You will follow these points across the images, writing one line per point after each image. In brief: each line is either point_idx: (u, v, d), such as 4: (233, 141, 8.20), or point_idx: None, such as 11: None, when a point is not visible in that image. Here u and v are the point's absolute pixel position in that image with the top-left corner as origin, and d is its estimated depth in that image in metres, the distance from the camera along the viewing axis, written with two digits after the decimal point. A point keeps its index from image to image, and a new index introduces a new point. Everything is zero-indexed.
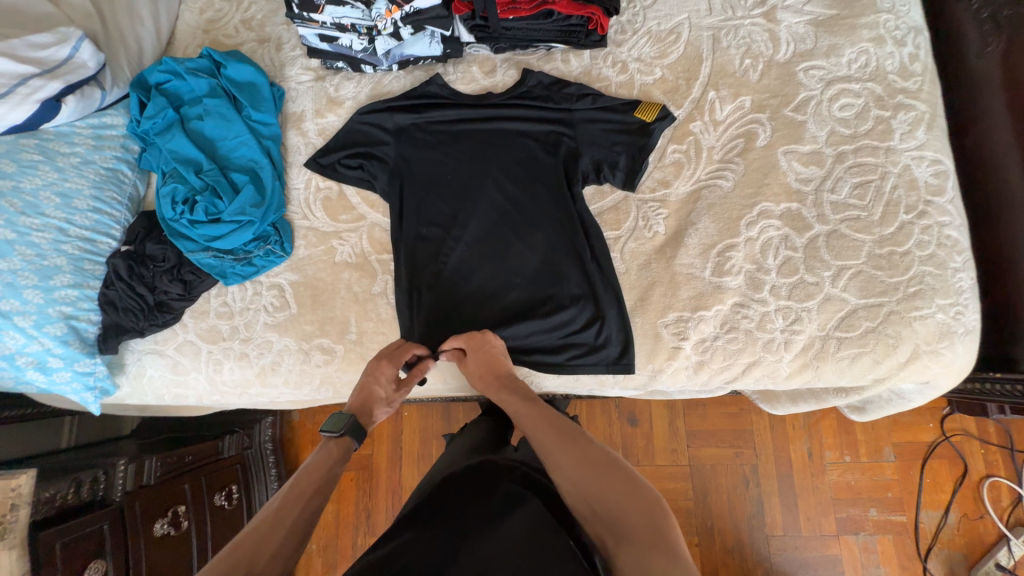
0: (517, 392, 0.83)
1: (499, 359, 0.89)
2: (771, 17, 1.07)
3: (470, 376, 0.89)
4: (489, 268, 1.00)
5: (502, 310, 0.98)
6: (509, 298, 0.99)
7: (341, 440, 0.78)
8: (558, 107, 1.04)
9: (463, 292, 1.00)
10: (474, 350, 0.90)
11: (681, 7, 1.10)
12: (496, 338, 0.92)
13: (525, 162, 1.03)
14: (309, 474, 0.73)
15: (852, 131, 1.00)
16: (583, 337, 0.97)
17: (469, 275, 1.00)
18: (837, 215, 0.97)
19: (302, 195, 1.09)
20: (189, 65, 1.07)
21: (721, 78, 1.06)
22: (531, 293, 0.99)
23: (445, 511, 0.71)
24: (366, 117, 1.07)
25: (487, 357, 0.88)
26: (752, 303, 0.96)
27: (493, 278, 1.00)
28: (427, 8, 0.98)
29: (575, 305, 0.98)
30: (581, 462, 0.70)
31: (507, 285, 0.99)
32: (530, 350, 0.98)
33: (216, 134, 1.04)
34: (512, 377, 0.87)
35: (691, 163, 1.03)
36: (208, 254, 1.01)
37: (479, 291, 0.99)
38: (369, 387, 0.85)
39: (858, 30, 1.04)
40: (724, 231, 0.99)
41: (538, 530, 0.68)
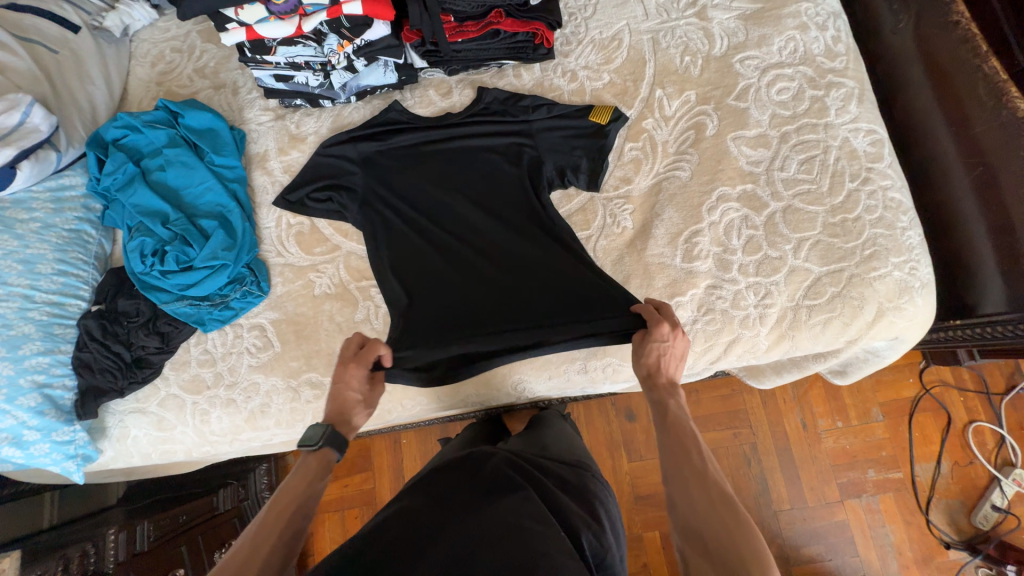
0: (669, 395, 0.79)
1: (671, 363, 0.82)
2: (704, 16, 1.14)
3: (638, 365, 0.84)
4: (479, 282, 1.01)
5: (498, 324, 0.98)
6: (503, 310, 0.99)
7: (318, 451, 0.77)
8: (521, 121, 1.08)
9: (455, 311, 0.99)
10: (658, 338, 0.83)
11: (620, 15, 1.16)
12: (682, 339, 0.83)
13: (496, 176, 1.06)
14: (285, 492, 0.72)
15: (791, 113, 1.07)
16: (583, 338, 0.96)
17: (460, 293, 1.00)
18: (790, 191, 1.03)
19: (274, 233, 1.09)
20: (145, 118, 1.07)
21: (665, 76, 1.11)
22: (524, 303, 0.99)
23: (434, 494, 0.73)
24: (335, 149, 1.09)
25: (654, 359, 0.82)
26: (724, 283, 1.00)
27: (484, 292, 1.00)
28: (378, 39, 0.99)
29: (568, 309, 0.97)
30: (707, 499, 0.64)
31: (499, 298, 0.99)
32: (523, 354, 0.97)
33: (180, 183, 1.04)
34: (676, 386, 0.80)
35: (648, 159, 1.08)
36: (184, 303, 1.00)
37: (471, 308, 0.99)
38: (341, 394, 0.82)
39: (783, 20, 1.12)
40: (688, 219, 1.03)
41: (523, 518, 0.67)
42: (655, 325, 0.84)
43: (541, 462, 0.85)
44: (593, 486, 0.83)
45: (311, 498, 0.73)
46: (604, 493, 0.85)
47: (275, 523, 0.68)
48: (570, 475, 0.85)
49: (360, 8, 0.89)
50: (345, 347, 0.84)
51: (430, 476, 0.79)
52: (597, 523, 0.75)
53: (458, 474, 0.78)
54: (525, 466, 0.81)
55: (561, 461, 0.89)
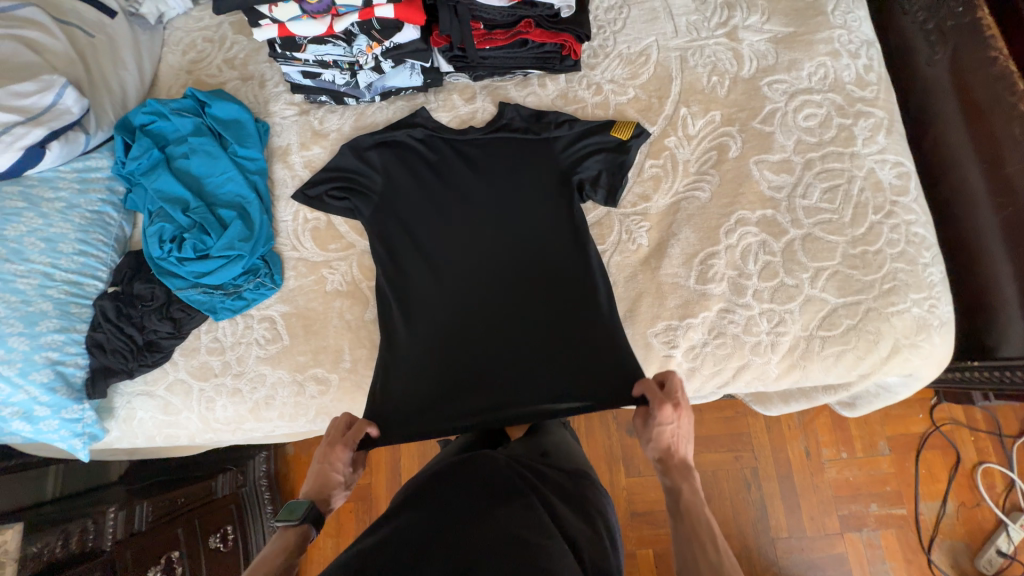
0: (684, 477, 0.81)
1: (679, 442, 0.83)
2: (734, 37, 1.13)
3: (648, 443, 0.85)
4: (495, 329, 1.00)
5: (510, 381, 0.97)
6: (517, 364, 0.98)
7: (296, 527, 0.79)
8: (542, 142, 1.08)
9: (465, 366, 0.98)
10: (660, 420, 0.82)
11: (650, 31, 1.16)
12: (687, 417, 0.83)
13: (515, 203, 1.05)
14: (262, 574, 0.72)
15: (817, 140, 1.05)
16: (584, 370, 0.96)
17: (476, 341, 0.99)
18: (810, 218, 1.01)
19: (290, 227, 1.09)
20: (173, 106, 1.08)
21: (691, 95, 1.10)
22: (538, 353, 0.98)
23: (434, 500, 0.74)
24: (362, 158, 1.09)
25: (665, 438, 0.83)
26: (737, 308, 0.99)
27: (500, 343, 0.99)
28: (407, 42, 0.97)
29: (568, 337, 0.98)
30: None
31: (515, 349, 0.98)
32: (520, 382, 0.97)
33: (202, 172, 1.06)
34: (689, 467, 0.82)
35: (668, 177, 1.07)
36: (198, 290, 1.02)
37: (478, 342, 0.99)
38: (325, 474, 0.84)
39: (815, 46, 1.11)
40: (705, 240, 1.02)
41: (522, 529, 0.67)
42: (662, 406, 0.82)
43: (540, 466, 0.84)
44: (592, 494, 0.82)
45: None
46: (603, 499, 0.83)
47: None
48: (568, 481, 0.83)
49: (392, 11, 0.85)
50: (332, 428, 0.88)
51: (432, 479, 0.79)
52: (597, 537, 0.74)
53: (458, 478, 0.77)
54: (525, 472, 0.80)
55: (562, 466, 0.87)
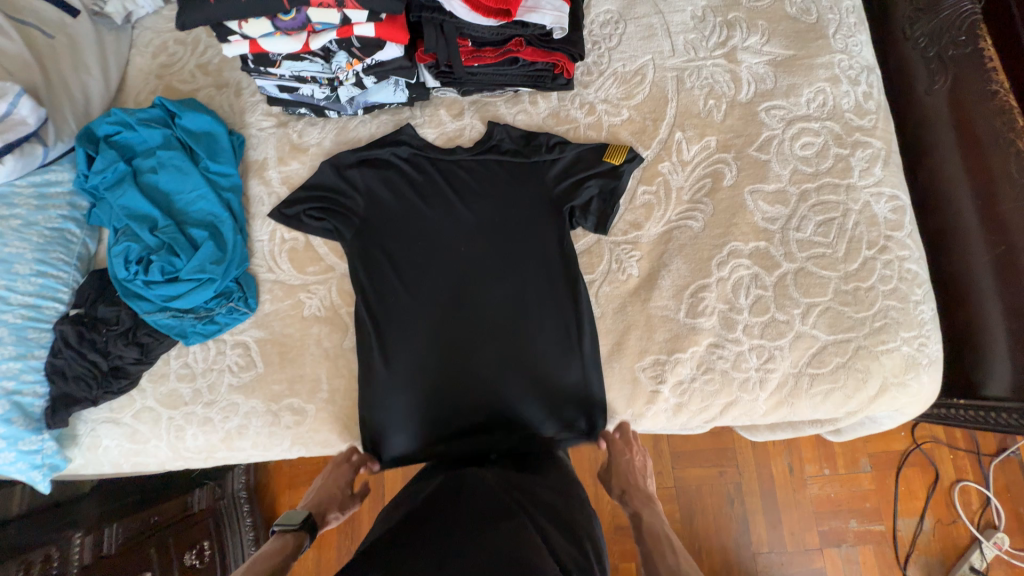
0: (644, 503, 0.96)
1: (640, 473, 0.98)
2: (732, 58, 1.09)
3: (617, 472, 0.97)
4: (483, 360, 0.98)
5: (497, 414, 0.97)
6: (505, 397, 0.97)
7: (295, 533, 0.89)
8: (531, 164, 1.04)
9: (451, 393, 0.97)
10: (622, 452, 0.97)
11: (646, 49, 1.11)
12: (641, 450, 1.00)
13: (504, 228, 1.02)
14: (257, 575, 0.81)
15: (814, 170, 1.03)
16: (570, 398, 0.98)
17: (463, 372, 0.98)
18: (804, 252, 0.99)
19: (266, 247, 1.04)
20: (140, 116, 1.02)
21: (686, 119, 1.07)
22: (526, 382, 0.98)
23: (422, 530, 0.70)
24: (343, 178, 1.04)
25: (627, 464, 0.97)
26: (727, 343, 0.97)
27: (487, 375, 0.97)
28: (389, 59, 0.89)
29: (556, 365, 0.98)
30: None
31: (503, 379, 0.98)
32: (506, 406, 0.97)
33: (172, 188, 1.00)
34: (648, 496, 0.97)
35: (661, 205, 1.03)
36: (166, 314, 0.97)
37: (464, 368, 0.98)
38: (330, 497, 0.95)
39: (815, 71, 1.07)
40: (696, 272, 0.99)
41: (516, 548, 0.65)
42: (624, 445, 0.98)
43: (528, 486, 0.82)
44: (581, 515, 0.80)
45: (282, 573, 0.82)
46: (591, 521, 0.81)
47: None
48: (557, 501, 0.81)
49: (373, 31, 0.78)
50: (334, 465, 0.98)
51: (420, 518, 0.74)
52: (586, 566, 0.72)
53: (445, 508, 0.75)
54: (513, 495, 0.78)
55: (550, 484, 0.85)
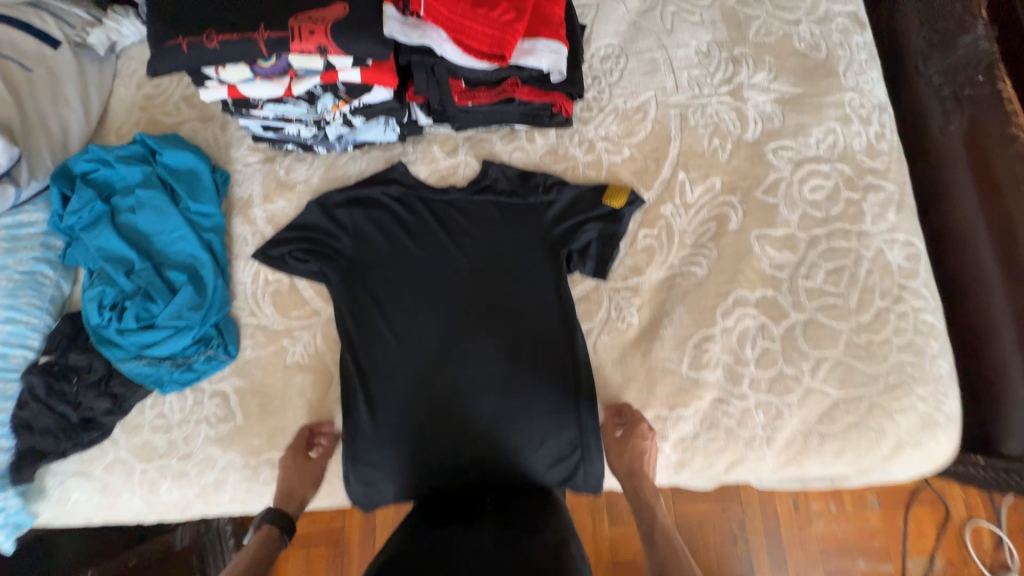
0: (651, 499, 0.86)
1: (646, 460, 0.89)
2: (738, 96, 1.05)
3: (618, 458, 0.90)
4: (476, 412, 0.92)
5: (491, 469, 0.91)
6: (499, 452, 0.91)
7: (270, 530, 0.83)
8: (526, 203, 0.99)
9: (443, 441, 0.91)
10: (633, 435, 0.90)
11: (648, 84, 1.07)
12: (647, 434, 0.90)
13: (499, 270, 0.96)
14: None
15: (824, 215, 0.98)
16: (571, 445, 0.92)
17: (455, 422, 0.91)
18: (813, 302, 0.94)
19: (249, 290, 0.99)
20: (119, 153, 0.98)
21: (690, 159, 1.02)
22: (523, 429, 0.91)
23: None
24: (331, 218, 0.99)
25: (636, 450, 0.89)
26: (732, 398, 0.91)
27: (482, 423, 0.91)
28: (378, 101, 0.84)
29: (555, 410, 0.92)
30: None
31: (498, 425, 0.91)
32: (502, 455, 0.91)
33: (151, 228, 0.96)
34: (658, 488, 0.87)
35: (663, 249, 0.99)
36: (141, 362, 0.92)
37: (456, 414, 0.92)
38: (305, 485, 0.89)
39: (825, 109, 1.03)
40: (700, 322, 0.94)
41: None
42: (633, 429, 0.90)
43: (523, 539, 0.74)
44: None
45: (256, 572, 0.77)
46: None
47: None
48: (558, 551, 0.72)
49: (359, 76, 0.75)
50: (296, 440, 0.92)
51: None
52: None
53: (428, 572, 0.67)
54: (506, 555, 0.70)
55: (549, 535, 0.76)
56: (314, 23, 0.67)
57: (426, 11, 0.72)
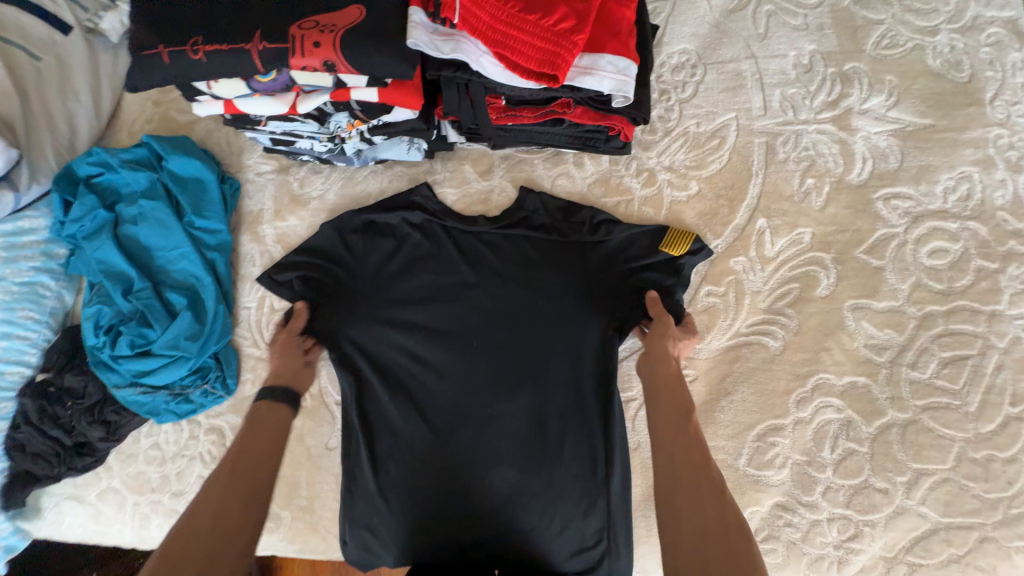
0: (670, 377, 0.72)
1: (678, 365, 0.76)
2: (844, 124, 0.84)
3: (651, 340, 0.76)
4: (488, 486, 0.79)
5: (501, 554, 0.78)
6: (510, 534, 0.78)
7: (263, 402, 0.76)
8: (567, 243, 0.84)
9: (448, 517, 0.79)
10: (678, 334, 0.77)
11: (728, 103, 0.87)
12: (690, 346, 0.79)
13: (528, 321, 0.82)
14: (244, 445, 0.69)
15: (945, 287, 0.77)
16: (595, 536, 0.78)
17: (465, 496, 0.79)
18: (918, 399, 0.75)
19: (253, 316, 0.91)
20: (125, 157, 0.89)
21: (773, 202, 0.83)
22: (540, 512, 0.78)
23: None
24: (345, 248, 0.88)
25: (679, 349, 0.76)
26: (799, 507, 0.75)
27: (495, 500, 0.79)
28: (400, 121, 0.71)
29: (579, 493, 0.78)
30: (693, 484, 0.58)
31: (513, 504, 0.78)
32: (514, 540, 0.78)
33: (153, 243, 0.87)
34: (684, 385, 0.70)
35: (728, 312, 0.81)
36: (135, 390, 0.84)
37: (466, 487, 0.79)
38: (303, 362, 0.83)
39: (960, 149, 0.81)
40: (767, 408, 0.78)
41: None
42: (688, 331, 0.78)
43: None
44: None
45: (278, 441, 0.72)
46: None
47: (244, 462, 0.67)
48: None
49: (376, 95, 0.61)
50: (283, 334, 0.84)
51: None
52: None
53: None
54: None
55: None
56: (322, 33, 0.54)
57: (462, 16, 0.56)
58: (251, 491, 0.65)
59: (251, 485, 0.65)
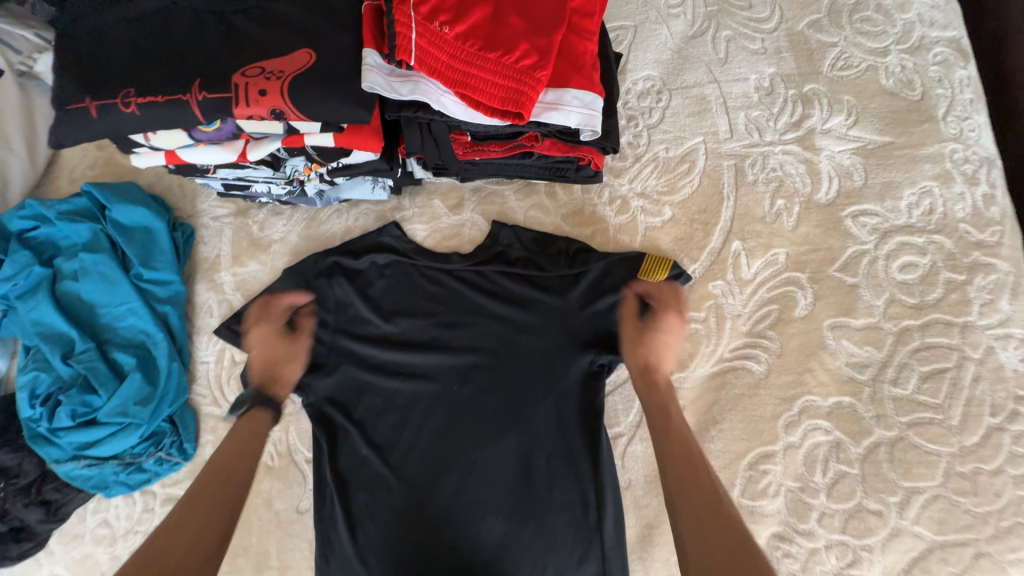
0: (668, 399, 0.70)
1: (668, 355, 0.74)
2: (808, 145, 0.85)
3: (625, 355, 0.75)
4: (475, 540, 0.74)
5: None
6: None
7: (258, 411, 0.73)
8: (548, 274, 0.82)
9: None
10: (655, 328, 0.75)
11: (695, 128, 0.88)
12: (680, 328, 0.76)
13: (510, 359, 0.79)
14: (207, 477, 0.63)
15: (918, 301, 0.78)
16: None
17: (451, 553, 0.73)
18: (902, 416, 0.74)
19: (211, 371, 0.85)
20: (62, 208, 0.83)
21: (746, 224, 0.83)
22: (532, 566, 0.72)
23: None
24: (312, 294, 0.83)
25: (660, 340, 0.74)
26: (796, 536, 0.73)
27: (483, 555, 0.73)
28: (361, 162, 0.68)
29: (572, 542, 0.73)
30: (710, 528, 0.54)
31: (502, 558, 0.73)
32: None
33: (96, 300, 0.80)
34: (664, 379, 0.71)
35: (710, 337, 0.80)
36: (80, 463, 0.76)
37: (452, 543, 0.74)
38: (260, 359, 0.77)
39: (918, 165, 0.83)
40: (756, 434, 0.76)
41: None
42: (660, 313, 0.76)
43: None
44: None
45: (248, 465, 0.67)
46: None
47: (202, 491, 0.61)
48: None
49: (332, 140, 0.58)
50: (253, 309, 0.81)
51: None
52: None
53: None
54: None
55: None
56: (269, 80, 0.51)
57: (419, 58, 0.54)
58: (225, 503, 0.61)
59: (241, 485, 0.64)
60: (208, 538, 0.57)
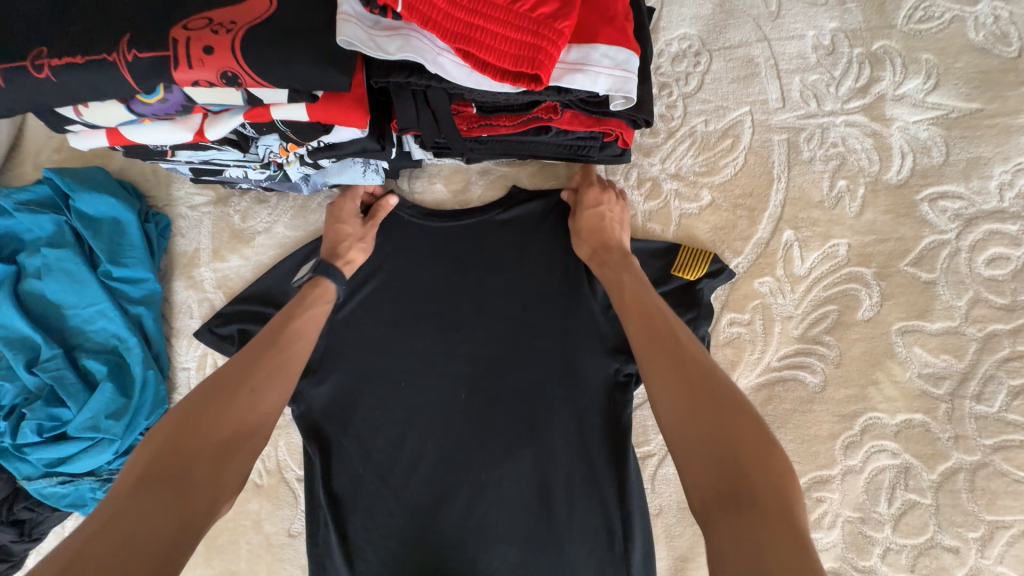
0: (625, 273, 0.63)
1: (614, 227, 0.69)
2: (876, 114, 0.71)
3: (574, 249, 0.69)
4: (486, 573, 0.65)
5: None
6: None
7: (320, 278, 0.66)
8: (576, 272, 0.71)
9: None
10: (590, 204, 0.70)
11: (740, 96, 0.74)
12: (618, 205, 0.71)
13: (526, 368, 0.68)
14: (250, 349, 0.58)
15: (1009, 302, 0.66)
16: None
17: None
18: (987, 438, 0.63)
19: (194, 380, 0.77)
20: (21, 197, 0.73)
21: (800, 210, 0.71)
22: None
23: None
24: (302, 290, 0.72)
25: (595, 216, 0.69)
26: (854, 573, 0.64)
27: None
28: (347, 141, 0.57)
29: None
30: (682, 383, 0.48)
31: None
32: None
33: (61, 301, 0.71)
34: (629, 260, 0.65)
35: (757, 343, 0.69)
36: (52, 481, 0.70)
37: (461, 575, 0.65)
38: (333, 230, 0.72)
39: (1013, 136, 0.69)
40: (810, 458, 0.66)
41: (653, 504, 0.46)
42: (588, 198, 0.71)
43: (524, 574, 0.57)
44: None
45: (296, 356, 0.59)
46: None
47: (242, 375, 0.54)
48: None
49: (305, 112, 0.47)
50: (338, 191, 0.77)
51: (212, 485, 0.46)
52: None
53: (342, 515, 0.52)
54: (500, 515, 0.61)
55: None
56: (215, 34, 0.41)
57: (408, 3, 0.42)
58: (266, 378, 0.55)
59: (279, 361, 0.58)
60: (233, 415, 0.51)
